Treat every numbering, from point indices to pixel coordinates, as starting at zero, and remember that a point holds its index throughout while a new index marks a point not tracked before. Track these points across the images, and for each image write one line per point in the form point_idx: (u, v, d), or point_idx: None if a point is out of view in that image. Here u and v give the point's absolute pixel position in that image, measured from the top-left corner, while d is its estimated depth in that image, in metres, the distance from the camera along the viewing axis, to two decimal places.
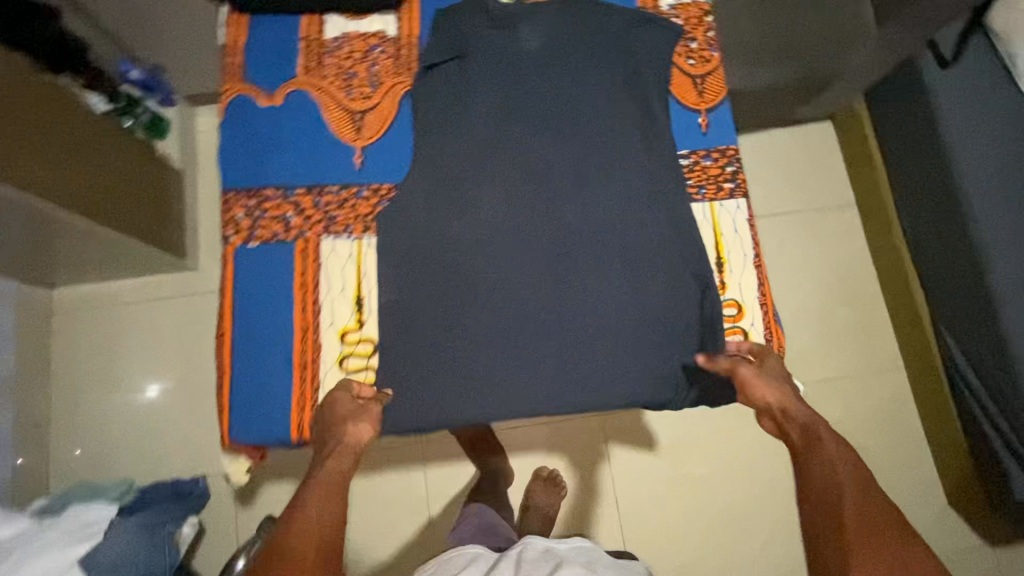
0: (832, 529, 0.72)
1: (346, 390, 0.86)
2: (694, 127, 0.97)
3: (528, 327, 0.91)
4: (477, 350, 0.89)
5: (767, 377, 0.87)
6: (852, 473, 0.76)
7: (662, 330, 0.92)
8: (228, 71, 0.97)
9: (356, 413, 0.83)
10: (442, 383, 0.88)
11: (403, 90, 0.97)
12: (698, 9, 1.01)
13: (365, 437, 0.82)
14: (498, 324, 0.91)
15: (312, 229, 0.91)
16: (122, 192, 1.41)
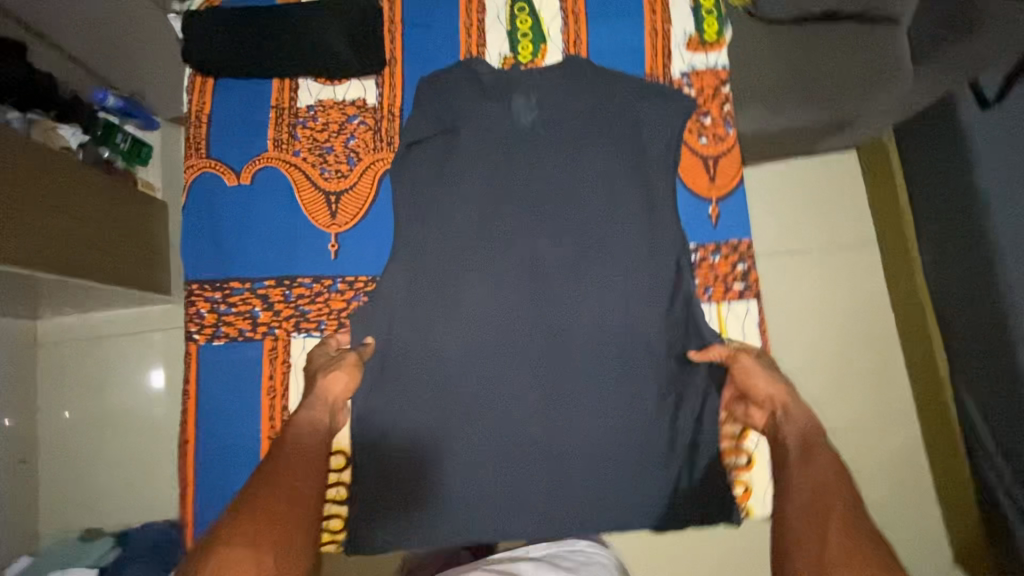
0: (815, 526, 0.67)
1: (325, 343, 0.84)
2: (703, 219, 0.89)
3: (515, 437, 0.84)
4: (459, 460, 0.84)
5: (768, 371, 0.82)
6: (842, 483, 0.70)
7: (662, 443, 0.85)
8: (192, 144, 0.88)
9: (330, 366, 0.81)
10: (422, 496, 0.83)
11: (384, 167, 0.89)
12: (714, 77, 0.90)
13: (340, 389, 0.80)
14: (482, 434, 0.84)
15: (282, 327, 0.84)
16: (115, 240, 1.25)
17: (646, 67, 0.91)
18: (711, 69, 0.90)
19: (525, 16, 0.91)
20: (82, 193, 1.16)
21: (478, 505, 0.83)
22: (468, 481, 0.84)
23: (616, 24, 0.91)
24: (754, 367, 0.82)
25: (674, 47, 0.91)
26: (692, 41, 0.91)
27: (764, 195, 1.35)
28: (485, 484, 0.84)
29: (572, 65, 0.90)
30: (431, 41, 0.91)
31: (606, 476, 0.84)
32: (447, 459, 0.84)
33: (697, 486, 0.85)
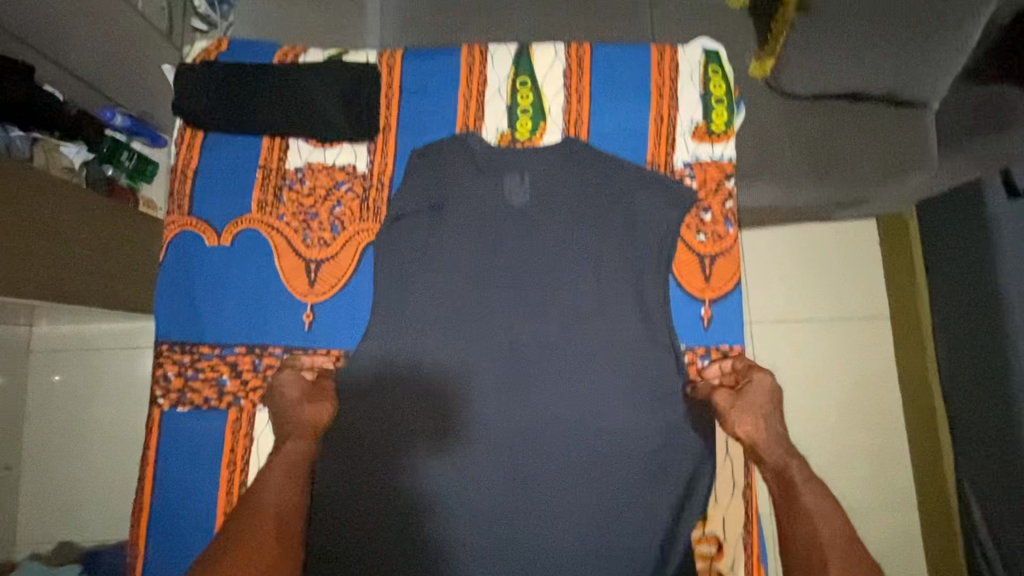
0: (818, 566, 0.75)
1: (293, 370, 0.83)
2: (695, 319, 0.85)
3: (474, 539, 0.78)
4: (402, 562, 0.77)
5: (744, 407, 0.83)
6: (836, 528, 0.77)
7: (634, 560, 0.78)
8: (176, 199, 0.87)
9: (305, 397, 0.81)
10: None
11: (367, 239, 0.86)
12: (718, 170, 0.86)
13: (309, 425, 0.80)
14: (438, 532, 0.78)
15: (247, 398, 0.82)
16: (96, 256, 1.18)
17: (647, 154, 0.87)
18: (715, 161, 0.86)
19: (527, 91, 0.89)
20: (64, 209, 1.09)
21: None
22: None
23: (620, 107, 0.88)
24: (735, 407, 0.82)
25: (678, 135, 0.87)
26: (697, 131, 0.87)
27: (771, 262, 1.39)
28: None
29: (570, 146, 0.87)
30: (428, 111, 0.89)
31: None
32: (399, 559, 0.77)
33: None
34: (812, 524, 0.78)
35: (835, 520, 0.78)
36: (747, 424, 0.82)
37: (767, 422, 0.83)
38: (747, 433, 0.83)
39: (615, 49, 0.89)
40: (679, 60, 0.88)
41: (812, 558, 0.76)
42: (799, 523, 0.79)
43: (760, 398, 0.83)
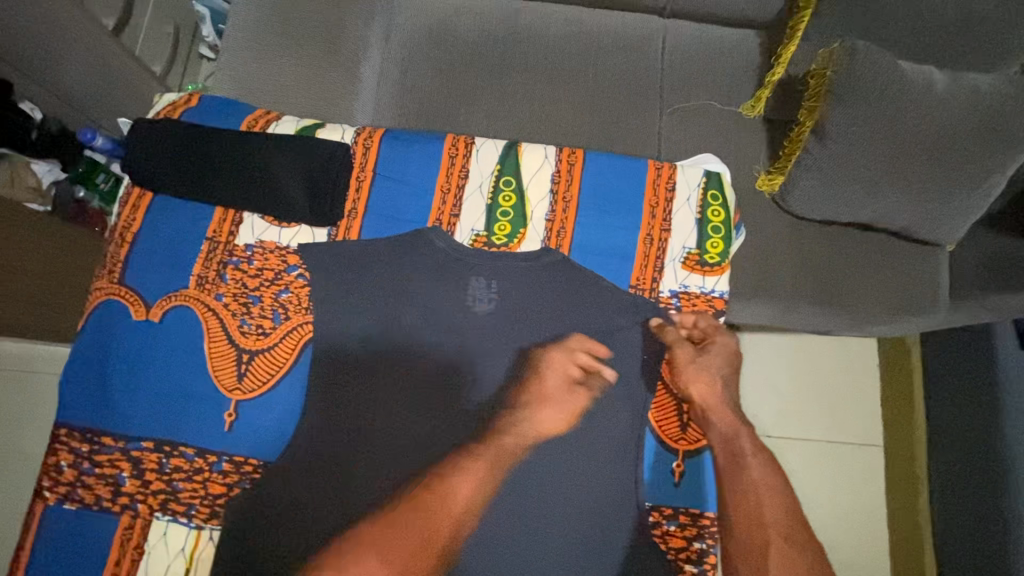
0: (757, 546, 0.71)
1: (570, 354, 0.76)
2: (665, 474, 0.74)
3: None
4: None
5: (702, 367, 0.77)
6: (780, 502, 0.73)
7: None
8: (108, 265, 0.79)
9: (556, 399, 0.75)
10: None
11: (311, 333, 0.77)
12: (708, 306, 0.78)
13: (552, 426, 0.74)
14: None
15: (145, 503, 0.72)
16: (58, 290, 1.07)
17: (632, 277, 0.79)
18: (706, 294, 0.78)
19: (509, 192, 0.81)
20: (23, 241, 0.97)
21: None
22: None
23: (608, 222, 0.80)
24: (692, 367, 0.76)
25: (668, 261, 0.79)
26: (689, 260, 0.79)
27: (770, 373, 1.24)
28: None
29: (548, 259, 0.79)
30: (401, 201, 0.82)
31: None
32: None
33: None
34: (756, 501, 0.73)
35: (778, 495, 0.74)
36: (699, 384, 0.76)
37: (721, 387, 0.77)
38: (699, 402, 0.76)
39: (610, 159, 0.82)
40: (676, 180, 0.81)
41: (755, 536, 0.72)
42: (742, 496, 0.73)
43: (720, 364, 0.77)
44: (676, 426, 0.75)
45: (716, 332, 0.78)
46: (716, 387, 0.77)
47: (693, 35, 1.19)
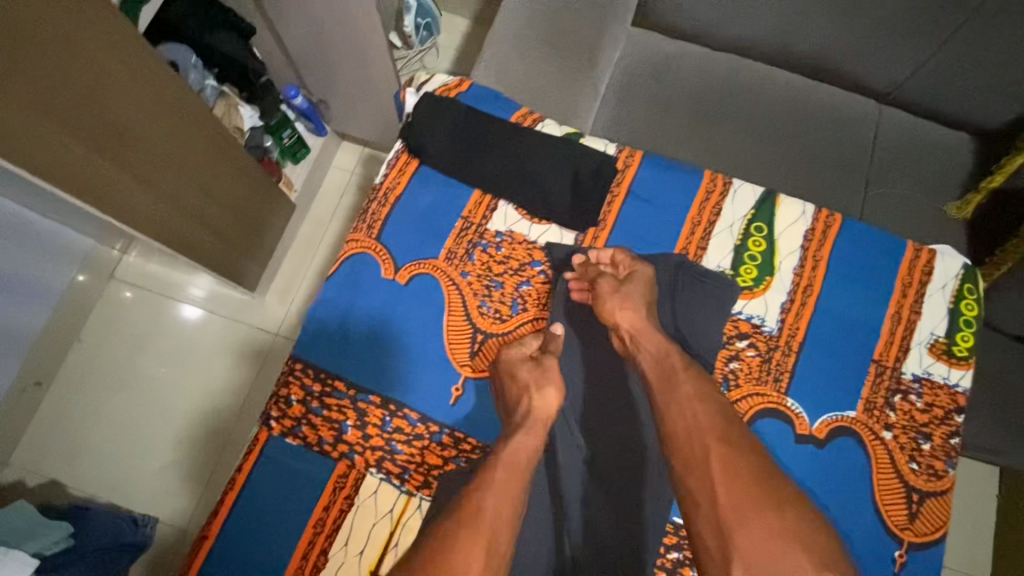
0: (700, 457, 0.62)
1: (517, 346, 0.75)
2: (886, 562, 0.70)
3: None
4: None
5: (624, 294, 0.75)
6: (714, 409, 0.66)
7: None
8: (367, 219, 0.81)
9: (542, 380, 0.71)
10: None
11: (546, 330, 0.77)
12: (949, 398, 0.75)
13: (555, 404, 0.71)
14: None
15: (363, 456, 0.72)
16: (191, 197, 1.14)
17: (874, 350, 0.77)
18: (948, 386, 0.76)
19: (760, 239, 0.81)
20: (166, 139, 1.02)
21: None
22: None
23: (858, 291, 0.79)
24: (612, 290, 0.74)
25: (913, 344, 0.77)
26: (936, 346, 0.77)
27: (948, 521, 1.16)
28: None
29: (790, 312, 0.78)
30: (649, 223, 0.82)
31: None
32: None
33: None
34: (689, 408, 0.66)
35: (715, 404, 0.66)
36: (621, 310, 0.74)
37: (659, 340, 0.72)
38: (648, 362, 0.72)
39: (867, 230, 0.81)
40: (934, 266, 0.80)
41: (692, 447, 0.63)
42: (673, 405, 0.67)
43: (639, 289, 0.75)
44: (902, 513, 0.71)
45: (636, 265, 0.77)
46: (641, 313, 0.74)
47: (914, 119, 1.17)
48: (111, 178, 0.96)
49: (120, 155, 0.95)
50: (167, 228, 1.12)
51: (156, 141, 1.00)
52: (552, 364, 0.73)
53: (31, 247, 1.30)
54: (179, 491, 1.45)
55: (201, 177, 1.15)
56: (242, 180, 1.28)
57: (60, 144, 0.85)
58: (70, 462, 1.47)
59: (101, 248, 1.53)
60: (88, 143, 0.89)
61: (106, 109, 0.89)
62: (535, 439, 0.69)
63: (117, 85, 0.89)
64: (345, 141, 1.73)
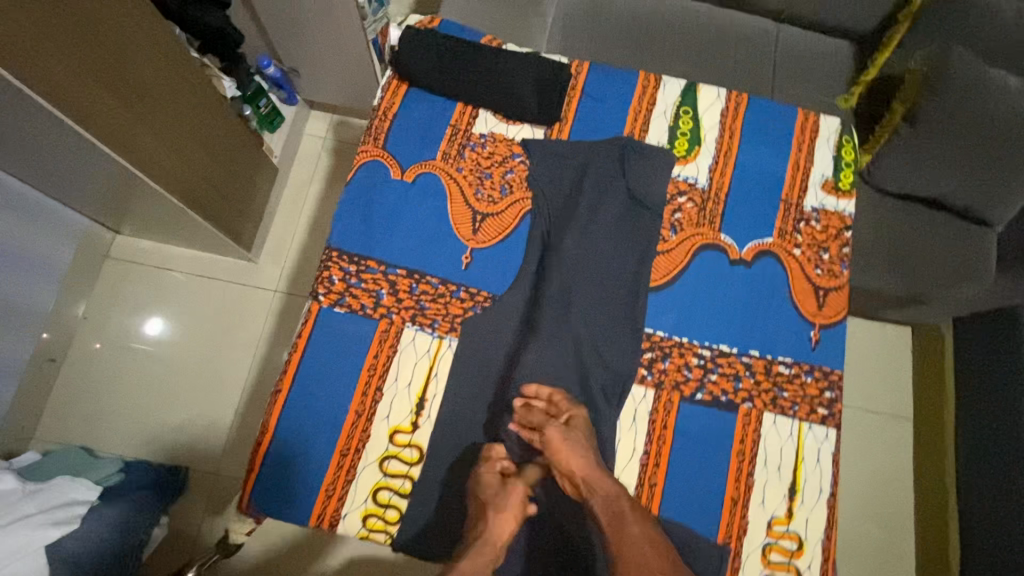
0: None
1: (490, 468, 0.84)
2: (805, 340, 0.93)
3: None
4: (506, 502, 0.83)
5: (570, 442, 0.83)
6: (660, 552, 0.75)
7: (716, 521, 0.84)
8: (372, 133, 0.98)
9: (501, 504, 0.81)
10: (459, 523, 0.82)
11: (530, 205, 0.96)
12: (840, 221, 0.99)
13: (511, 529, 0.80)
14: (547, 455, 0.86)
15: (399, 314, 0.90)
16: (197, 152, 1.31)
17: (782, 193, 1.00)
18: (839, 212, 0.99)
19: (688, 119, 1.02)
20: (174, 95, 1.19)
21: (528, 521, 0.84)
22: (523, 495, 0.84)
23: (765, 150, 1.02)
24: (559, 441, 0.83)
25: (810, 184, 1.00)
26: (826, 184, 1.00)
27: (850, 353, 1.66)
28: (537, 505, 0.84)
29: (717, 171, 1.00)
30: (602, 116, 1.02)
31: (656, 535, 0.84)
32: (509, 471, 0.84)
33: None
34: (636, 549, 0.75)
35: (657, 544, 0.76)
36: (570, 457, 0.82)
37: (590, 455, 0.82)
38: (571, 465, 0.82)
39: (766, 105, 1.04)
40: (819, 126, 1.04)
41: None
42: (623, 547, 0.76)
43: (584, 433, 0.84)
44: (813, 305, 0.94)
45: (574, 407, 0.87)
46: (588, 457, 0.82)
47: (802, 33, 1.42)
48: (131, 128, 1.12)
49: (139, 110, 1.11)
50: (176, 180, 1.29)
51: (167, 93, 1.17)
52: (519, 492, 0.82)
53: (38, 224, 1.39)
54: (203, 441, 1.57)
55: (200, 136, 1.31)
56: (232, 142, 1.44)
57: (91, 95, 1.00)
58: (93, 428, 1.57)
59: (96, 229, 1.62)
60: (114, 96, 1.05)
61: (128, 70, 1.05)
62: (488, 560, 0.77)
63: (136, 50, 1.06)
64: (314, 111, 1.86)
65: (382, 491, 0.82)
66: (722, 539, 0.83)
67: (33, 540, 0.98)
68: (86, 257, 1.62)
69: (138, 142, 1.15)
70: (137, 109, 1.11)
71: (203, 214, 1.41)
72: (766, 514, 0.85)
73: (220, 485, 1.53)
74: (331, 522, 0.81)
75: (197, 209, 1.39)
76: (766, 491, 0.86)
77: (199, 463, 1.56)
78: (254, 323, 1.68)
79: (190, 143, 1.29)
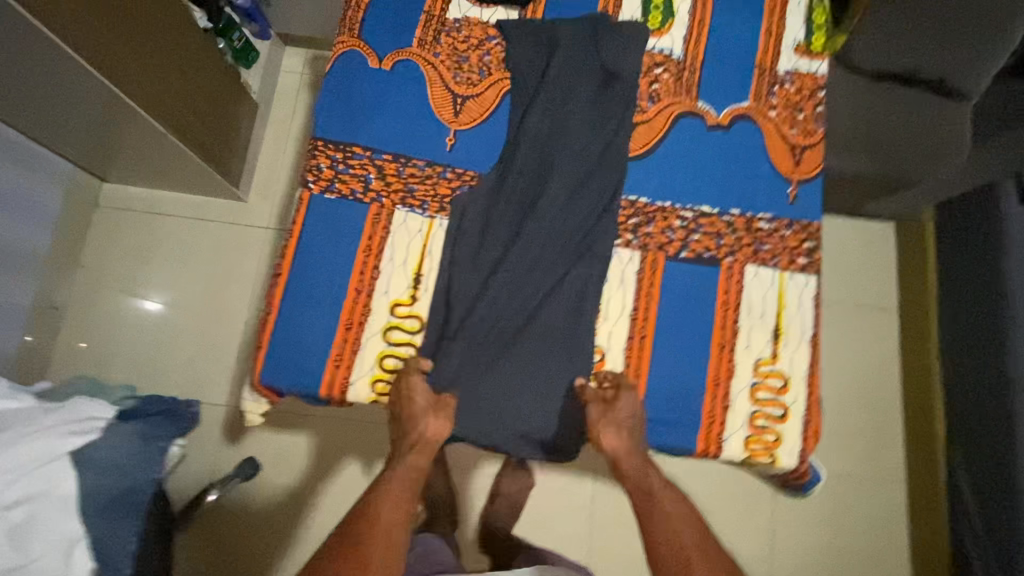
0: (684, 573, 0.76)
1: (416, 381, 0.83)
2: (783, 196, 0.96)
3: (573, 332, 0.89)
4: (503, 360, 0.88)
5: (611, 421, 0.83)
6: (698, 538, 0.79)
7: (706, 367, 0.89)
8: (347, 25, 0.98)
9: (430, 412, 0.83)
10: (459, 379, 0.87)
11: (509, 85, 0.97)
12: (813, 81, 1.00)
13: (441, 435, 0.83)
14: (542, 317, 0.89)
15: (389, 197, 0.92)
16: (176, 77, 1.31)
17: (756, 59, 1.01)
18: (812, 73, 1.01)
19: None
20: (148, 13, 1.18)
21: (530, 379, 0.88)
22: (522, 355, 0.88)
23: (738, 18, 1.02)
24: (602, 419, 0.83)
25: (783, 48, 1.02)
26: (799, 48, 1.02)
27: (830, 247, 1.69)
28: (535, 363, 0.88)
29: (690, 41, 1.01)
30: None
31: (651, 383, 0.89)
32: (506, 333, 0.88)
33: (729, 414, 0.88)
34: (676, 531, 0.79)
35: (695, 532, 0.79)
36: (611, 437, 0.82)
37: (628, 435, 0.83)
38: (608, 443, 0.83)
39: None
40: None
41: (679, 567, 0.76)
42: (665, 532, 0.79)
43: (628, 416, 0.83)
44: (789, 163, 0.97)
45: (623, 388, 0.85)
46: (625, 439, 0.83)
47: None
48: (111, 46, 1.11)
49: (111, 23, 1.09)
50: (162, 107, 1.28)
51: (139, 10, 1.16)
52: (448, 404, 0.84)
53: (26, 169, 1.40)
54: (211, 376, 1.61)
55: (177, 60, 1.30)
56: (209, 70, 1.42)
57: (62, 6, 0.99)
58: (103, 372, 1.60)
59: (82, 177, 1.62)
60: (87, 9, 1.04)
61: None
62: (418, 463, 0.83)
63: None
64: (288, 47, 1.83)
65: (388, 359, 0.87)
66: (712, 381, 0.89)
67: (55, 450, 1.00)
68: (76, 206, 1.63)
69: (119, 61, 1.14)
70: (113, 26, 1.10)
71: (192, 145, 1.40)
72: (753, 356, 0.89)
73: (234, 415, 1.58)
74: (341, 390, 0.86)
75: (188, 141, 1.39)
76: (750, 335, 0.90)
77: (210, 396, 1.60)
78: (250, 259, 1.70)
79: (169, 67, 1.28)
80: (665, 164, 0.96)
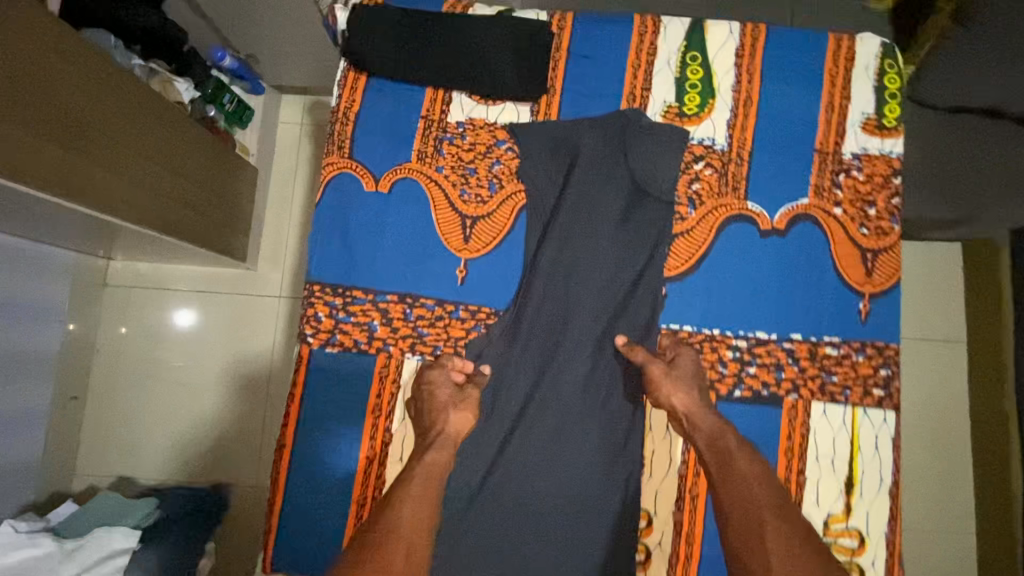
0: (757, 538, 0.68)
1: (443, 368, 0.80)
2: (853, 312, 0.81)
3: (608, 491, 0.80)
4: (532, 527, 0.79)
5: (677, 377, 0.77)
6: (770, 489, 0.71)
7: None
8: (336, 142, 0.85)
9: (458, 401, 0.78)
10: (485, 553, 0.79)
11: (522, 200, 0.84)
12: (887, 165, 0.84)
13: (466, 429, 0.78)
14: (573, 476, 0.80)
15: (397, 345, 0.82)
16: (161, 172, 1.13)
17: (816, 141, 0.85)
18: (885, 155, 0.84)
19: (697, 67, 0.86)
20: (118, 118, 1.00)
21: (564, 548, 0.79)
22: (552, 521, 0.79)
23: (795, 92, 0.86)
24: (663, 378, 0.77)
25: (849, 125, 0.85)
26: (869, 123, 0.85)
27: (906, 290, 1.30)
28: (570, 530, 0.79)
29: (736, 127, 0.85)
30: (597, 79, 0.87)
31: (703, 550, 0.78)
32: (534, 497, 0.80)
33: None
34: (746, 487, 0.71)
35: (768, 483, 0.72)
36: (677, 397, 0.77)
37: (697, 393, 0.77)
38: (677, 402, 0.77)
39: (791, 37, 0.87)
40: (856, 52, 0.86)
41: (750, 523, 0.69)
42: (734, 491, 0.72)
43: (691, 369, 0.78)
44: (859, 272, 0.82)
45: (683, 348, 0.81)
46: (694, 396, 0.77)
47: None
48: (79, 168, 0.93)
49: (77, 142, 0.92)
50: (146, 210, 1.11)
51: (109, 116, 0.98)
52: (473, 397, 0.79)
53: (27, 271, 1.33)
54: (235, 456, 1.58)
55: (159, 153, 1.12)
56: (194, 151, 1.24)
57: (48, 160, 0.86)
58: (131, 456, 1.58)
59: (86, 259, 1.55)
60: (56, 143, 0.87)
61: (56, 99, 0.86)
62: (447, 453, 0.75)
63: (57, 74, 0.86)
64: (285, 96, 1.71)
65: None
66: None
67: None
68: (83, 290, 1.56)
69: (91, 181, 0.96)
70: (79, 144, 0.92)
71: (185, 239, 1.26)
72: (821, 512, 0.78)
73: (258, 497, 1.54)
74: None
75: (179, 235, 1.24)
76: (818, 488, 0.78)
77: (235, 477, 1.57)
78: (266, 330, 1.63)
79: (151, 164, 1.10)
80: (710, 285, 0.83)
